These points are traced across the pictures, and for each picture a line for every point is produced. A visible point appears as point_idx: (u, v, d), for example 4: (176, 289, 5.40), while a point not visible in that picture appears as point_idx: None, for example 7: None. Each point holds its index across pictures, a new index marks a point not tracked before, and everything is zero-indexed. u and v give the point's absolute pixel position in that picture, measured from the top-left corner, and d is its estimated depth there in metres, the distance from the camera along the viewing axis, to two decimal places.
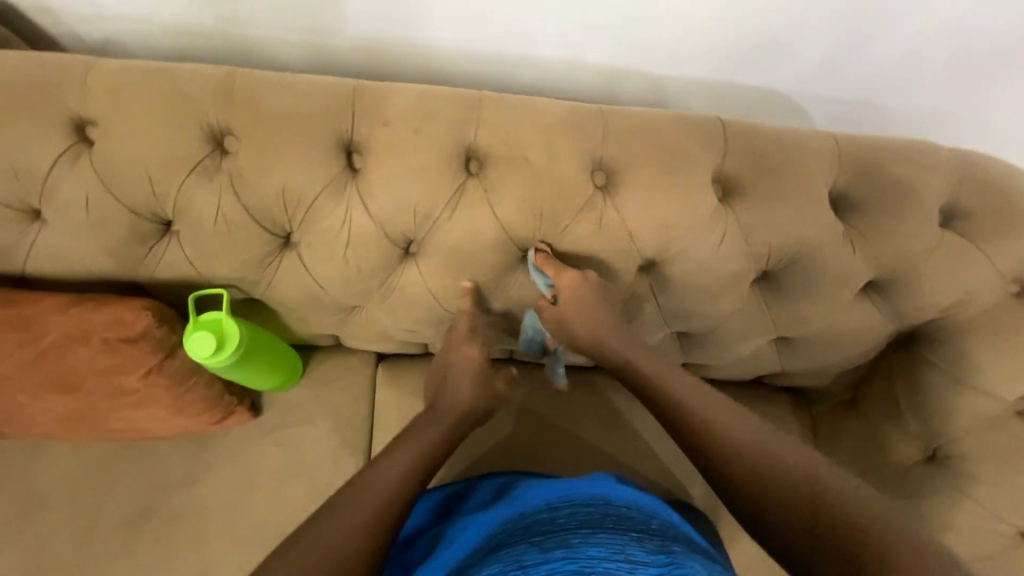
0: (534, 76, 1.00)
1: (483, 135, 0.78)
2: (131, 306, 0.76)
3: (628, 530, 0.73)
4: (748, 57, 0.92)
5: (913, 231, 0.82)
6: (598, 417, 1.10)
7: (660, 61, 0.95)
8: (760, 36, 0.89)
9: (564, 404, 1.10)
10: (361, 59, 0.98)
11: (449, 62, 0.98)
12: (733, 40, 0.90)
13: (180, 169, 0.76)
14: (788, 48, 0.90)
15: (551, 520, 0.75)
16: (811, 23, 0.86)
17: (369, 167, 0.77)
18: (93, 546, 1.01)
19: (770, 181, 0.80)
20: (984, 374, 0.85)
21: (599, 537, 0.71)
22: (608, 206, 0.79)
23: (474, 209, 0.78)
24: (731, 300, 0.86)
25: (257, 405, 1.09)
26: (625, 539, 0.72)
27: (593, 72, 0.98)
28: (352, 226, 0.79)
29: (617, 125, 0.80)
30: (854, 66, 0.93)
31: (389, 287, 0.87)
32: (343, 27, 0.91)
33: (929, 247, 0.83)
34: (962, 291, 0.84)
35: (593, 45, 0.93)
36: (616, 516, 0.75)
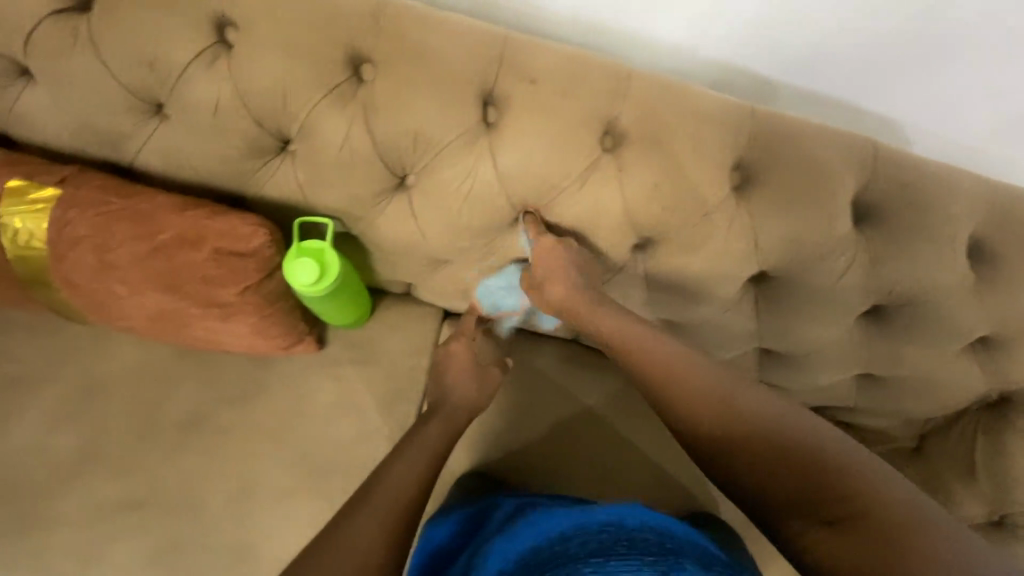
0: (627, 52, 0.86)
1: (626, 112, 0.74)
2: (248, 222, 0.75)
3: (640, 555, 0.70)
4: (886, 66, 0.78)
5: None
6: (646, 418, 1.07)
7: (776, 58, 0.81)
8: (907, 43, 0.74)
9: (625, 396, 1.07)
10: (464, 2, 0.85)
11: (537, 20, 0.84)
12: (872, 42, 0.75)
13: (316, 90, 0.73)
14: (935, 63, 0.76)
15: (563, 551, 0.72)
16: (975, 34, 0.72)
17: (506, 123, 0.74)
18: (146, 442, 1.03)
19: (911, 216, 0.76)
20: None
21: (609, 568, 0.68)
22: (740, 209, 0.76)
23: (604, 186, 0.76)
24: (834, 326, 0.84)
25: (321, 338, 1.09)
26: (636, 565, 0.69)
27: (694, 58, 0.84)
28: (475, 180, 0.77)
29: (764, 128, 0.76)
30: (1006, 94, 0.79)
31: (491, 249, 0.85)
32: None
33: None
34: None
35: (706, 27, 0.78)
36: (628, 540, 0.72)
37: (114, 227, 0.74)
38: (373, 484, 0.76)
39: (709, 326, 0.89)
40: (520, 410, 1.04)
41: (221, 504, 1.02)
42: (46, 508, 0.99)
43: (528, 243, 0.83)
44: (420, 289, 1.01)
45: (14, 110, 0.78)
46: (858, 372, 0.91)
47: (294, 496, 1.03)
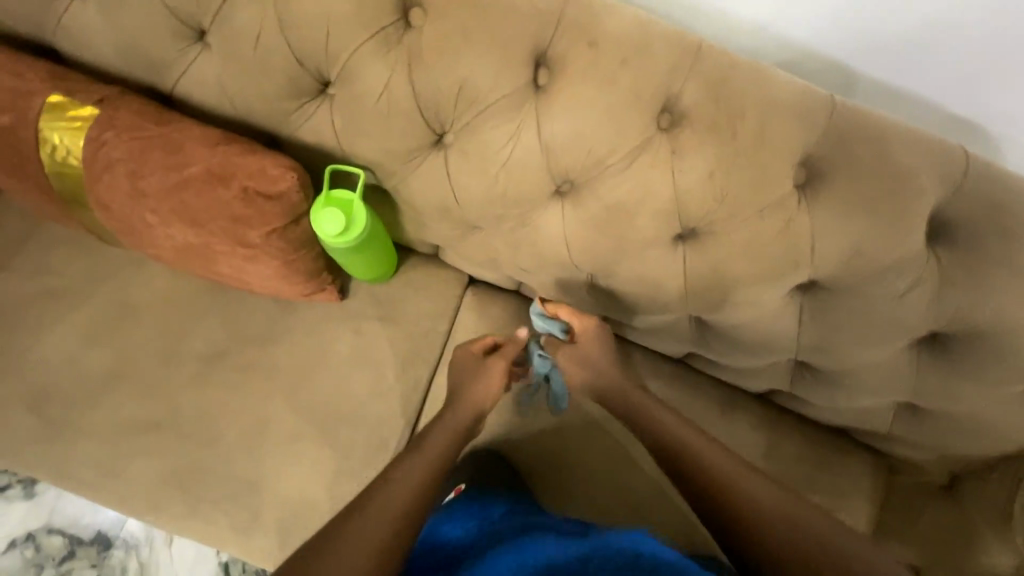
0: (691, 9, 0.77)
1: (690, 89, 0.68)
2: (279, 163, 0.73)
3: None
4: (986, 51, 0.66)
5: None
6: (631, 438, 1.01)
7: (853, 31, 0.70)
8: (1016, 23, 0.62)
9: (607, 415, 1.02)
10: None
11: None
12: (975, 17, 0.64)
13: (361, 31, 0.69)
14: None
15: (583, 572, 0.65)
16: None
17: (558, 89, 0.69)
18: (169, 368, 1.06)
19: (999, 241, 0.68)
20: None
21: None
22: (800, 209, 0.70)
23: (655, 169, 0.70)
24: (884, 348, 0.78)
25: (344, 289, 1.08)
26: None
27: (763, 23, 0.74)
28: (516, 145, 0.72)
29: (843, 122, 0.68)
30: None
31: (524, 221, 0.81)
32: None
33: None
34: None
35: None
36: None
37: (147, 154, 0.74)
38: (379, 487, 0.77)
39: (745, 332, 0.84)
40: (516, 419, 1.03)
41: (234, 437, 1.04)
42: (73, 417, 1.04)
43: (549, 323, 0.93)
44: (446, 252, 0.99)
45: (60, 22, 0.76)
46: (901, 400, 0.85)
47: (301, 441, 1.04)
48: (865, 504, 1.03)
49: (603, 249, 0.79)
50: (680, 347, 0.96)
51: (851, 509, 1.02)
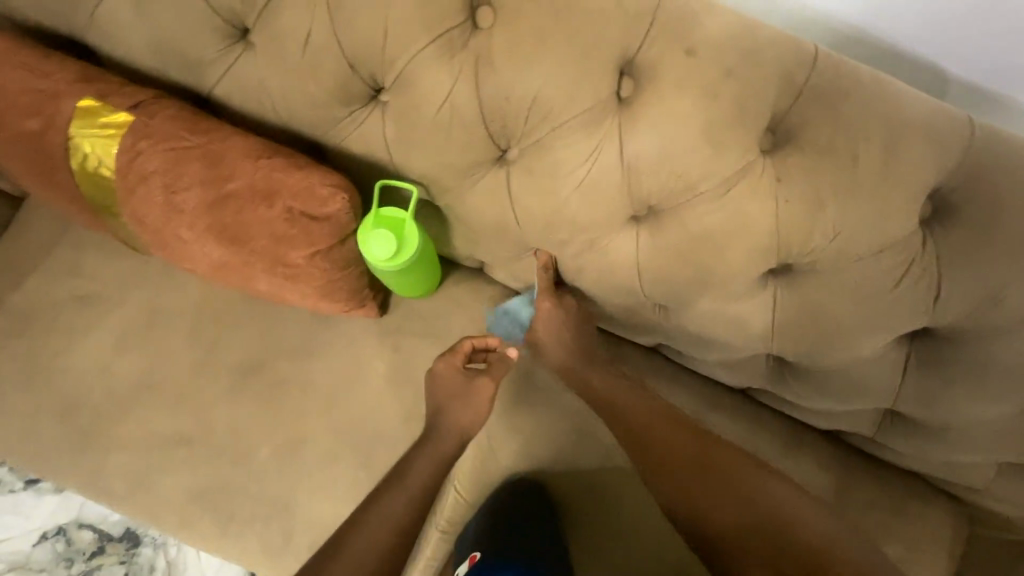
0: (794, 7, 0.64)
1: (802, 106, 0.58)
2: (328, 180, 0.66)
3: None
4: None
5: None
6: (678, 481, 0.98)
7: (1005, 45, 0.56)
8: None
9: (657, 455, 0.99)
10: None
11: None
12: None
13: (424, 32, 0.61)
14: None
15: None
16: None
17: (646, 103, 0.60)
18: (200, 381, 1.01)
19: None
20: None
21: None
22: (923, 248, 0.60)
23: (753, 197, 0.61)
24: (1003, 407, 0.68)
25: (384, 304, 1.02)
26: None
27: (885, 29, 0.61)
28: (592, 166, 0.63)
29: (984, 149, 0.58)
30: None
31: (590, 247, 0.73)
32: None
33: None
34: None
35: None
36: None
37: (185, 165, 0.67)
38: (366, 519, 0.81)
39: (833, 378, 0.75)
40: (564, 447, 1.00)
41: (266, 455, 0.99)
42: (102, 427, 1.00)
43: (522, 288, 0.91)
44: (496, 270, 0.91)
45: (93, 17, 0.70)
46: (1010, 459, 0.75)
47: (335, 463, 0.99)
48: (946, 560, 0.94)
49: (680, 280, 0.71)
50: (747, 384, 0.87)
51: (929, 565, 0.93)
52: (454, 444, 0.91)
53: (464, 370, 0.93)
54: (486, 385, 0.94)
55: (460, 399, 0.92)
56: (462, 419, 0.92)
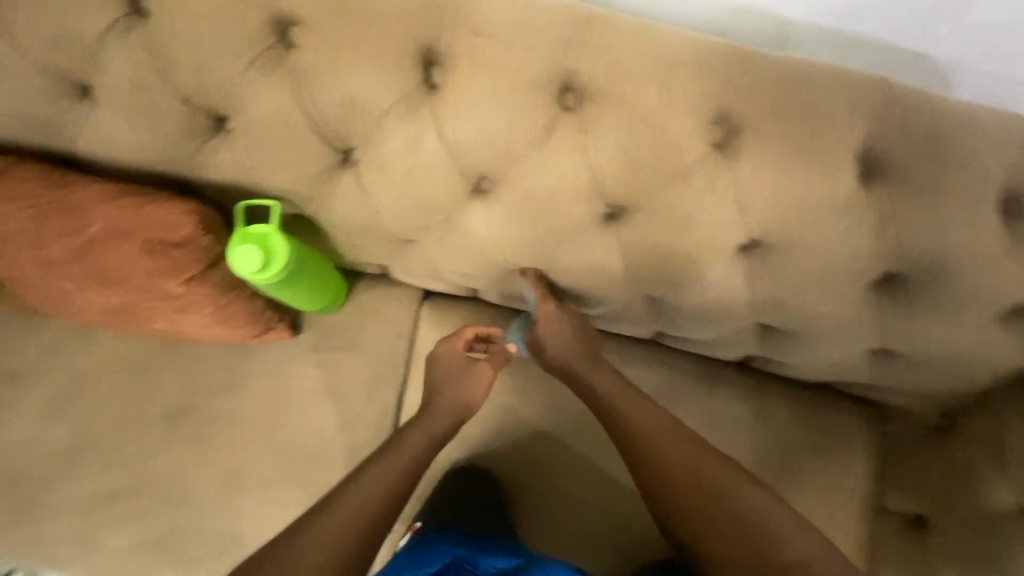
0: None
1: (586, 62, 0.65)
2: (177, 208, 0.71)
3: None
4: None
5: None
6: (602, 441, 1.03)
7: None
8: None
9: (582, 414, 1.04)
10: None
11: None
12: None
13: (239, 56, 0.67)
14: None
15: None
16: None
17: (450, 85, 0.66)
18: (130, 433, 1.03)
19: (928, 169, 0.65)
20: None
21: None
22: (721, 168, 0.66)
23: (565, 150, 0.67)
24: (837, 298, 0.74)
25: (297, 324, 1.06)
26: None
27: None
28: (420, 150, 0.69)
29: (749, 71, 0.65)
30: None
31: (450, 227, 0.78)
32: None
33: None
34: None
35: None
36: None
37: (48, 221, 0.73)
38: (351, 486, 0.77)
39: (697, 304, 0.80)
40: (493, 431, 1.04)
41: (207, 491, 1.02)
42: (40, 497, 1.01)
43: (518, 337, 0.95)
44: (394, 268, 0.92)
45: None
46: (871, 347, 0.82)
47: (276, 486, 1.01)
48: (861, 457, 1.00)
49: (534, 241, 0.76)
50: (649, 328, 0.92)
51: (846, 464, 0.99)
52: (450, 421, 0.90)
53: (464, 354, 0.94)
54: (487, 371, 0.95)
55: (457, 377, 0.93)
56: (458, 398, 0.91)
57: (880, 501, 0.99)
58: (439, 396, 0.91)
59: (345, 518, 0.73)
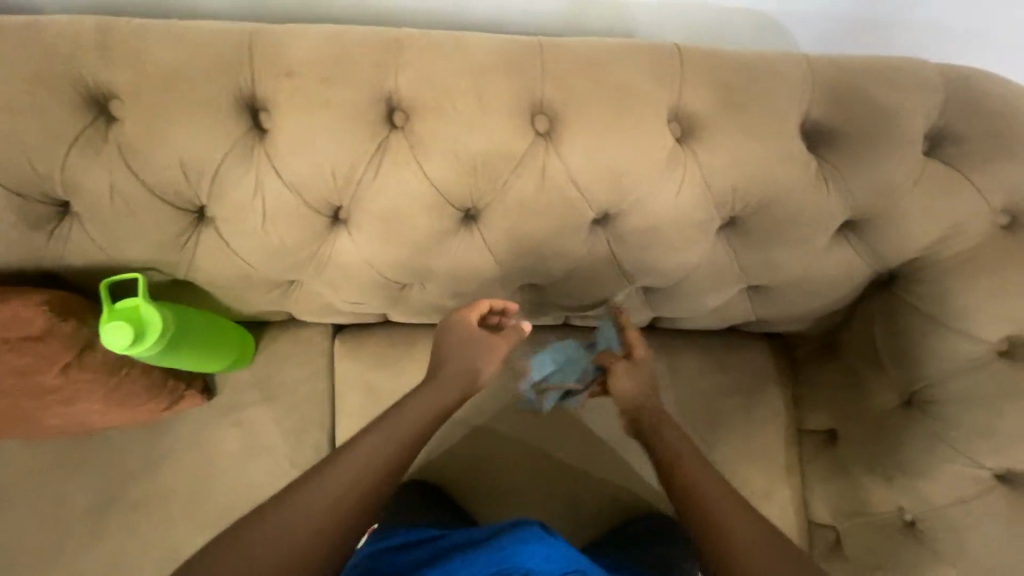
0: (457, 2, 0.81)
1: (403, 81, 0.68)
2: (28, 303, 0.73)
3: None
4: None
5: (894, 165, 0.74)
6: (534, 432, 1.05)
7: None
8: None
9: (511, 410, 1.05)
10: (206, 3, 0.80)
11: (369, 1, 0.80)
12: None
13: (62, 142, 0.67)
14: None
15: None
16: None
17: (277, 127, 0.68)
18: (56, 537, 0.99)
19: (732, 118, 0.72)
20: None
21: None
22: (550, 153, 0.71)
23: (402, 167, 0.70)
24: (694, 250, 0.79)
25: (210, 388, 1.05)
26: None
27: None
28: (264, 194, 0.71)
29: (557, 62, 0.70)
30: None
31: (322, 261, 0.79)
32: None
33: (912, 177, 0.75)
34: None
35: None
36: None
37: None
38: (340, 457, 0.66)
39: (572, 282, 0.84)
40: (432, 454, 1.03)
41: None
42: None
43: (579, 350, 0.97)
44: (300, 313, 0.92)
45: None
46: (741, 286, 0.87)
47: None
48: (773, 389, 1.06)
49: (403, 257, 0.78)
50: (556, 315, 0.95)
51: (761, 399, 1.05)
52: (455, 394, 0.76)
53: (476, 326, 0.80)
54: (500, 347, 0.80)
55: (464, 350, 0.78)
56: (466, 364, 0.77)
57: (799, 425, 1.04)
58: (446, 362, 0.77)
59: (324, 504, 0.61)
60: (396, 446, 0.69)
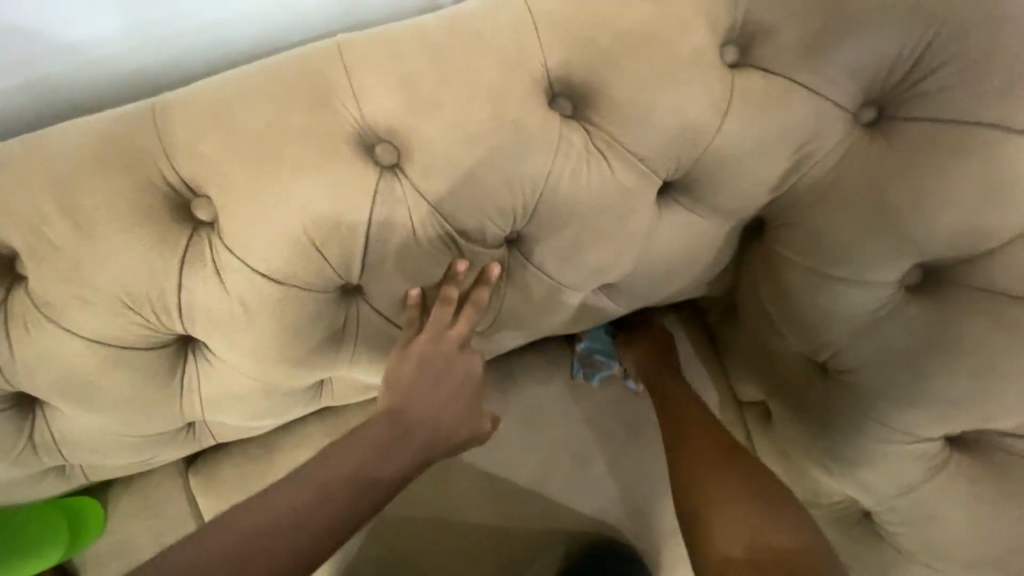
0: None
1: (185, 166, 0.51)
2: None
3: None
4: None
5: (871, 42, 0.53)
6: (537, 466, 0.92)
7: None
8: None
9: (501, 447, 0.92)
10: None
11: None
12: None
13: None
14: None
15: None
16: None
17: (40, 277, 0.51)
18: None
19: (626, 63, 0.53)
20: (942, 214, 0.54)
21: None
22: (407, 188, 0.54)
23: (223, 266, 0.53)
24: (638, 234, 0.61)
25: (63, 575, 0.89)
26: None
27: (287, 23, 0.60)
28: (71, 359, 0.55)
29: (381, 59, 0.52)
30: None
31: (200, 395, 0.64)
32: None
33: (911, 49, 0.53)
34: (1008, 121, 0.52)
35: None
36: None
37: None
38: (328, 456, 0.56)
39: (505, 315, 0.66)
40: None
41: None
42: None
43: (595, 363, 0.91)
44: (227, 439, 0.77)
45: None
46: (720, 253, 0.68)
47: None
48: None
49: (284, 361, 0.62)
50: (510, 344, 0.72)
51: None
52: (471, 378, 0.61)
53: (462, 334, 0.59)
54: (471, 364, 0.61)
55: (450, 366, 0.59)
56: (456, 374, 0.60)
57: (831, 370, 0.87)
58: (448, 352, 0.59)
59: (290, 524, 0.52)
60: (394, 438, 0.57)
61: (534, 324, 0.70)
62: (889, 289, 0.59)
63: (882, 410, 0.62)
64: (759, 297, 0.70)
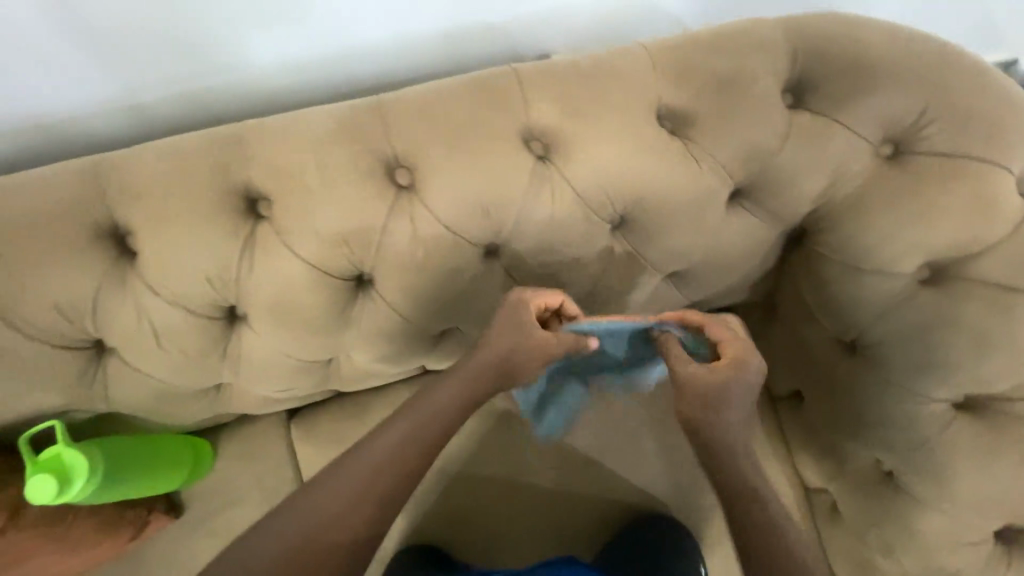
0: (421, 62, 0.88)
1: (398, 143, 0.70)
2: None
3: None
4: None
5: (888, 99, 0.74)
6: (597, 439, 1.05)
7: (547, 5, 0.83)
8: None
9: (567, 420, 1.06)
10: (202, 111, 0.83)
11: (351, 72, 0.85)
12: None
13: (87, 280, 0.69)
14: None
15: None
16: None
17: (284, 213, 0.69)
18: None
19: (714, 99, 0.74)
20: (945, 224, 0.73)
21: None
22: (552, 172, 0.73)
23: (413, 217, 0.71)
24: (713, 226, 0.80)
25: (174, 504, 0.99)
26: None
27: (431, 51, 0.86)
28: (287, 279, 0.72)
29: (538, 83, 0.74)
30: None
31: (357, 329, 0.80)
32: (145, 79, 0.76)
33: (917, 105, 0.75)
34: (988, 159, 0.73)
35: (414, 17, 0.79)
36: None
37: None
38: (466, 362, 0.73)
39: (601, 286, 0.84)
40: (488, 436, 1.05)
41: None
42: None
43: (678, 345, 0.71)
44: (351, 382, 0.91)
45: None
46: (770, 253, 0.86)
47: None
48: None
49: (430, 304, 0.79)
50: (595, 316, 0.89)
51: None
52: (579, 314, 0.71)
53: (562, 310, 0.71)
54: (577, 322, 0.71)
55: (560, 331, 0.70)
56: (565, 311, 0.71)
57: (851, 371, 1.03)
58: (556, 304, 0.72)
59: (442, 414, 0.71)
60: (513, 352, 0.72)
61: (621, 298, 0.86)
62: (907, 281, 0.77)
63: (903, 379, 0.78)
64: (798, 295, 0.88)
